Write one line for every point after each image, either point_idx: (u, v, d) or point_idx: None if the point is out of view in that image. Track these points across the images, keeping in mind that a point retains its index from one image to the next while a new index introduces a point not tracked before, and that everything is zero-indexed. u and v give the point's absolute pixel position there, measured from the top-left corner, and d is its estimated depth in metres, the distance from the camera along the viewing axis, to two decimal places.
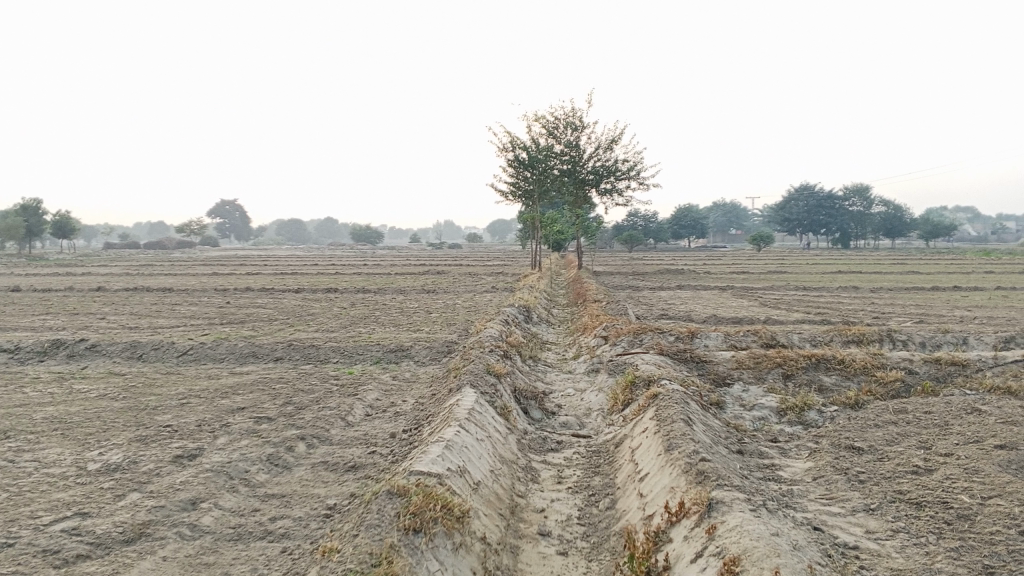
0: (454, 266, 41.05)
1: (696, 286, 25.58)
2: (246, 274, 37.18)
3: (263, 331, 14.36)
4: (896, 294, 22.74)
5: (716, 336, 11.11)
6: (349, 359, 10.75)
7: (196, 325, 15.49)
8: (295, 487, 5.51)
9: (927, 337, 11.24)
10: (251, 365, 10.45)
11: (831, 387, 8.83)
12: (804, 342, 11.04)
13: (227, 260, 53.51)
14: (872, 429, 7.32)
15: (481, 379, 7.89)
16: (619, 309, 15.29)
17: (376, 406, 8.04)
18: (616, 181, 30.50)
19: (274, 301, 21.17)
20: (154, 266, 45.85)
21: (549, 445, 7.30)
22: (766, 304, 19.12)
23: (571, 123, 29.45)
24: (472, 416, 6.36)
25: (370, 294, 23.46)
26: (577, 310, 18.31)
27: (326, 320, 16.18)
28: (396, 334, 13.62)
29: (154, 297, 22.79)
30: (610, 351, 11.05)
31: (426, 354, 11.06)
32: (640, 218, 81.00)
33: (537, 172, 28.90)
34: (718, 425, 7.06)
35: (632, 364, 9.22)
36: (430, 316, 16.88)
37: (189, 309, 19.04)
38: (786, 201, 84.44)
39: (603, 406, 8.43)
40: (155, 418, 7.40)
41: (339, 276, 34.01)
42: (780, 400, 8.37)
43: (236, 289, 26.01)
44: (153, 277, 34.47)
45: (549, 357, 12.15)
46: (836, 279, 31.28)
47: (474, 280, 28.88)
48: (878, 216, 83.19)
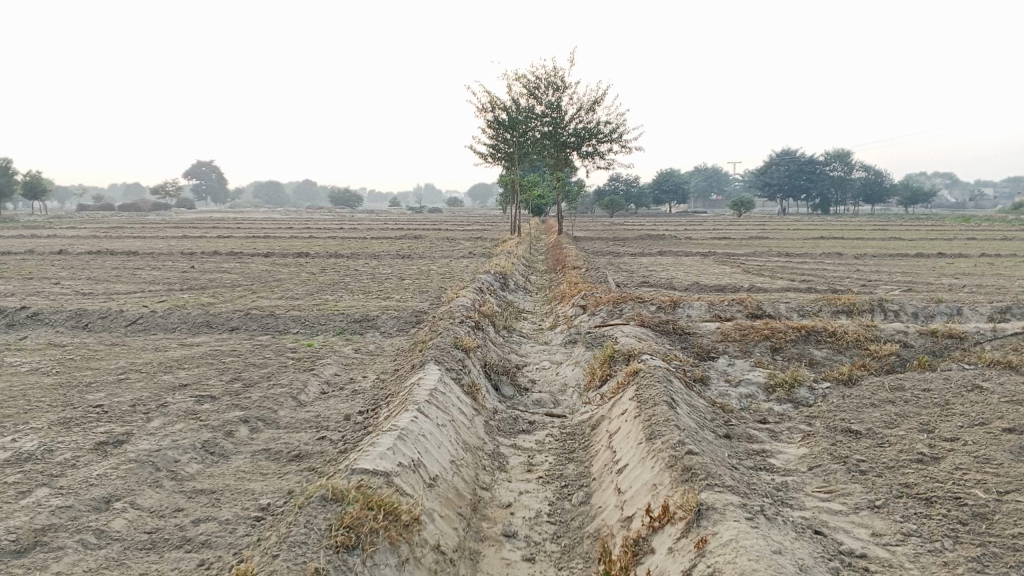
0: (432, 230, 40.23)
1: (678, 252, 25.03)
2: (218, 237, 36.20)
3: (224, 298, 13.62)
4: (880, 260, 22.28)
5: (699, 306, 10.51)
6: (310, 329, 10.08)
7: (154, 292, 14.73)
8: (229, 481, 4.87)
9: (920, 308, 10.70)
10: (204, 336, 9.74)
11: (822, 361, 8.26)
12: (792, 312, 10.47)
13: (200, 223, 52.33)
14: (868, 409, 6.76)
15: (447, 354, 7.24)
16: (599, 276, 14.67)
17: (333, 383, 7.39)
18: (598, 144, 29.73)
19: (241, 266, 20.35)
20: (123, 229, 44.45)
21: (520, 426, 6.69)
22: (749, 271, 18.56)
23: (553, 83, 28.58)
24: (434, 398, 5.73)
25: (342, 259, 22.69)
26: (555, 277, 17.65)
27: (292, 287, 15.46)
28: (364, 302, 12.94)
29: (117, 261, 21.88)
30: (588, 321, 10.43)
31: (392, 324, 10.40)
32: (622, 183, 80.34)
33: (517, 134, 28.11)
34: (703, 405, 6.46)
35: (612, 336, 8.61)
36: (402, 283, 16.20)
37: (151, 274, 18.23)
38: (768, 166, 84.10)
39: (580, 382, 7.83)
40: (85, 397, 6.70)
41: (313, 240, 33.18)
42: (768, 375, 7.80)
43: (204, 253, 25.16)
44: (121, 240, 33.41)
45: (524, 327, 11.52)
46: (818, 245, 30.76)
47: (452, 245, 28.23)
48: (859, 181, 82.87)
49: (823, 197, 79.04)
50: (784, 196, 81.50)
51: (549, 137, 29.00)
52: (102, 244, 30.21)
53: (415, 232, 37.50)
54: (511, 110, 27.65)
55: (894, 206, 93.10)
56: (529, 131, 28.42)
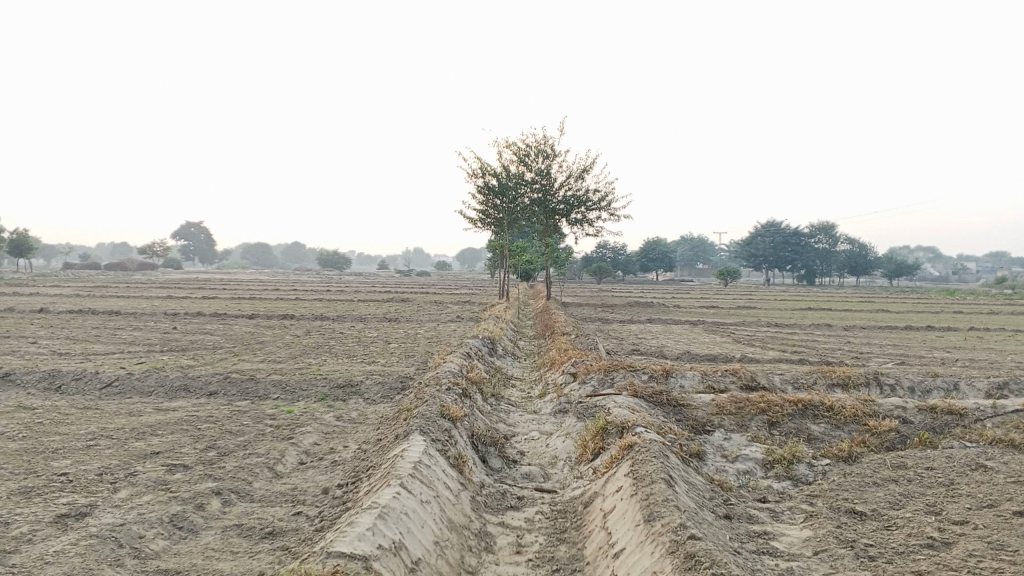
0: (420, 294, 40.02)
1: (667, 321, 24.88)
2: (203, 297, 35.88)
3: (205, 361, 13.29)
4: (870, 332, 22.19)
5: (692, 376, 10.27)
6: (291, 395, 9.77)
7: (133, 353, 14.38)
8: (196, 560, 4.53)
9: (917, 382, 10.49)
10: (180, 400, 9.40)
11: (820, 437, 8.00)
12: (787, 384, 10.23)
13: (185, 283, 52.01)
14: (871, 488, 6.48)
15: (433, 424, 6.94)
16: (589, 343, 14.44)
17: (312, 453, 7.07)
18: (587, 211, 29.84)
19: (224, 327, 20.04)
20: (107, 287, 44.08)
21: (509, 502, 6.37)
22: (739, 341, 18.38)
23: (543, 151, 28.81)
24: (418, 472, 5.43)
25: (328, 322, 22.40)
26: (543, 343, 17.40)
27: (275, 350, 15.14)
28: (348, 367, 12.63)
29: (98, 320, 21.52)
30: (579, 390, 10.16)
31: (376, 390, 10.10)
32: (610, 250, 80.75)
33: (506, 200, 28.20)
34: (700, 482, 6.17)
35: (604, 407, 8.34)
36: (388, 347, 15.90)
37: (131, 334, 17.87)
38: (754, 236, 84.90)
39: (571, 455, 7.53)
40: (50, 464, 6.35)
41: (299, 302, 32.89)
42: (766, 451, 7.52)
43: (188, 313, 24.84)
44: (104, 299, 33.03)
45: (512, 395, 11.21)
46: (806, 316, 30.71)
47: (439, 309, 28.01)
48: (844, 253, 83.64)
49: (808, 267, 79.65)
50: (770, 266, 82.06)
51: (538, 203, 29.10)
52: (85, 303, 29.83)
53: (402, 296, 37.27)
54: (501, 177, 27.77)
55: (879, 278, 93.90)
56: (519, 198, 28.52)
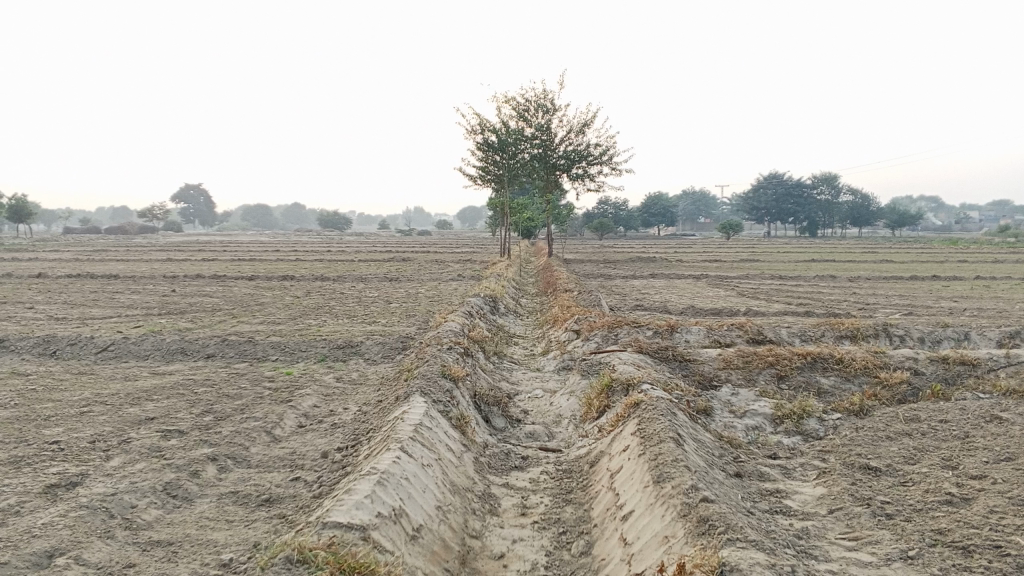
0: (421, 252, 39.77)
1: (671, 275, 24.68)
2: (203, 260, 35.68)
3: (203, 323, 13.11)
4: (875, 283, 21.99)
5: (698, 330, 10.08)
6: (290, 356, 9.59)
7: (130, 316, 14.21)
8: (189, 530, 4.37)
9: (927, 333, 10.30)
10: (177, 364, 9.24)
11: (830, 391, 7.83)
12: (794, 337, 10.04)
13: (184, 245, 51.79)
14: (884, 443, 6.30)
15: (434, 384, 6.75)
16: (591, 300, 14.24)
17: (311, 415, 6.91)
18: (588, 166, 29.45)
19: (223, 290, 19.85)
20: (106, 251, 43.83)
21: (513, 462, 6.21)
22: (743, 294, 18.18)
23: (543, 105, 28.34)
24: (419, 434, 5.24)
25: (328, 282, 22.20)
26: (545, 300, 17.22)
27: (275, 311, 14.94)
28: (348, 327, 12.45)
29: (96, 284, 21.33)
30: (582, 347, 9.98)
31: (377, 351, 9.92)
32: (611, 205, 80.20)
33: (506, 156, 27.80)
34: (709, 439, 6.01)
35: (608, 363, 8.16)
36: (388, 306, 15.71)
37: (129, 298, 17.67)
38: (756, 189, 84.30)
39: (576, 413, 7.37)
40: (41, 432, 6.18)
41: (299, 263, 32.64)
42: (775, 406, 7.35)
43: (187, 276, 24.62)
44: (103, 263, 32.83)
45: (515, 353, 11.04)
46: (810, 268, 30.49)
47: (440, 268, 27.80)
48: (846, 205, 83.10)
49: (810, 219, 79.20)
50: (773, 219, 81.59)
51: (539, 159, 28.70)
52: (83, 267, 29.58)
53: (403, 255, 37.03)
54: (500, 132, 27.34)
55: (881, 228, 93.45)
56: (519, 153, 28.13)
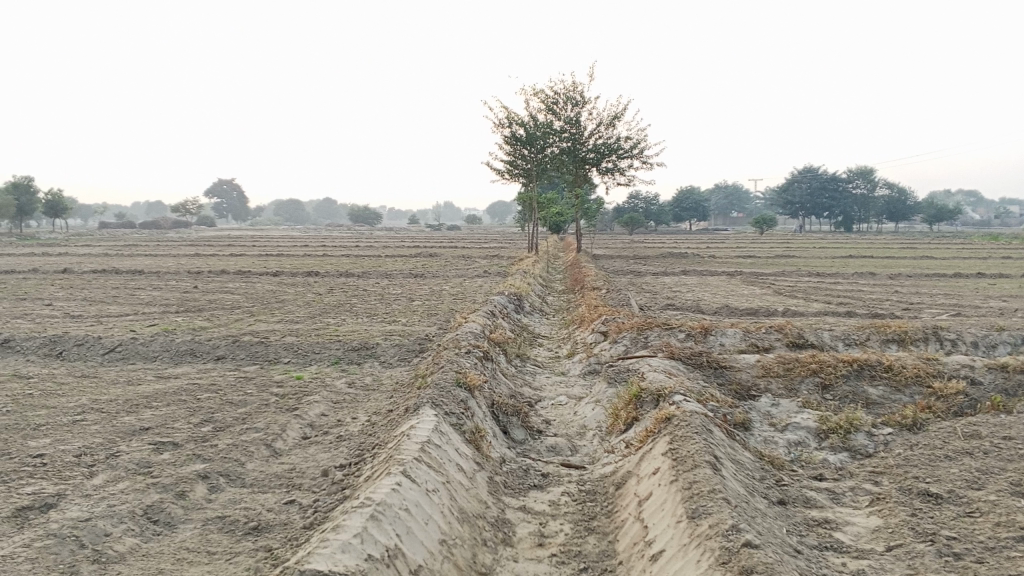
0: (450, 248, 39.36)
1: (703, 272, 24.01)
2: (231, 255, 35.56)
3: (220, 321, 12.75)
4: (917, 281, 21.10)
5: (733, 334, 9.47)
6: (302, 359, 9.16)
7: (148, 314, 13.90)
8: (165, 565, 3.90)
9: (981, 336, 9.59)
10: (185, 367, 8.85)
11: (879, 402, 7.20)
12: (837, 342, 9.39)
13: (216, 240, 51.84)
14: (943, 464, 5.68)
15: (447, 394, 6.23)
16: (621, 299, 13.65)
17: (316, 426, 6.44)
18: (618, 160, 28.78)
19: (246, 286, 19.55)
20: (137, 246, 43.95)
21: (532, 480, 5.69)
22: (779, 293, 17.47)
23: (572, 98, 27.72)
24: (426, 454, 4.74)
25: (353, 278, 21.84)
26: (573, 298, 16.65)
27: (294, 309, 14.56)
28: (367, 327, 12.00)
29: (120, 280, 21.15)
30: (610, 351, 9.42)
31: (393, 353, 9.45)
32: (642, 200, 79.32)
33: (535, 150, 27.25)
34: (749, 459, 5.45)
35: (637, 371, 7.60)
36: (411, 305, 15.26)
37: (149, 294, 17.40)
38: (789, 183, 82.95)
39: (602, 425, 6.82)
40: (25, 444, 5.76)
41: (326, 258, 32.36)
42: (820, 419, 6.76)
43: (211, 271, 24.42)
44: (131, 258, 32.75)
45: (539, 356, 10.51)
46: (847, 264, 29.53)
47: (467, 263, 27.37)
48: (883, 199, 81.47)
49: (845, 213, 77.67)
50: (807, 213, 80.23)
51: (567, 153, 28.09)
52: (111, 262, 29.52)
53: (430, 250, 36.69)
54: (528, 126, 26.82)
55: (918, 222, 91.54)
56: (547, 147, 27.56)
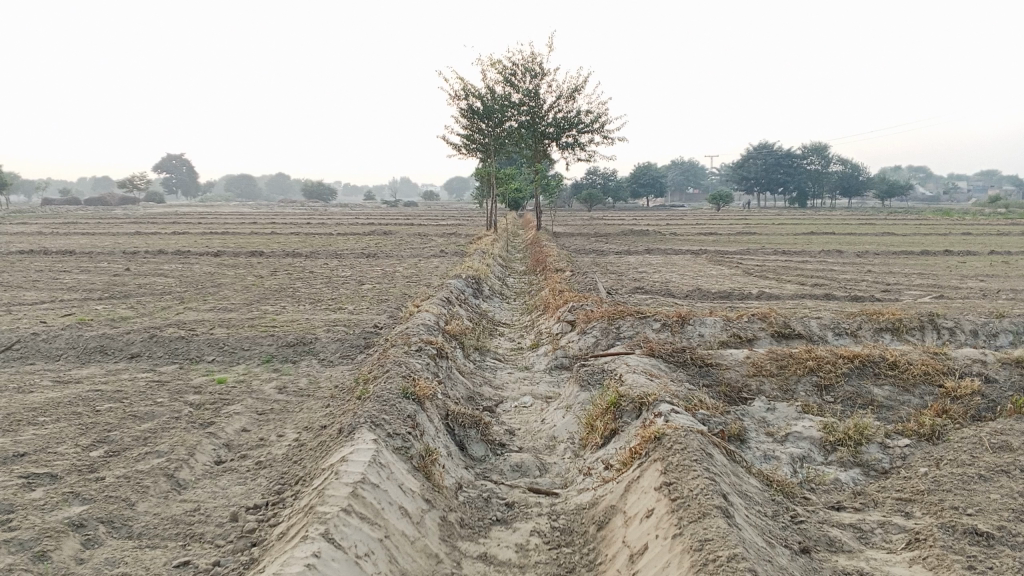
0: (405, 225, 38.08)
1: (669, 250, 23.17)
2: (173, 233, 33.87)
3: (144, 310, 11.50)
4: (887, 259, 20.48)
5: (713, 323, 8.51)
6: (230, 357, 8.05)
7: (65, 301, 12.59)
8: None
9: (981, 324, 8.77)
10: (92, 367, 7.67)
11: (887, 406, 6.30)
12: (826, 331, 8.53)
13: (158, 217, 50.00)
14: (981, 487, 4.76)
15: (391, 408, 5.17)
16: (587, 282, 12.67)
17: (235, 448, 5.39)
18: (579, 134, 27.75)
19: (184, 268, 18.19)
20: (77, 224, 41.92)
21: (495, 514, 4.68)
22: (749, 272, 16.70)
23: (531, 69, 26.57)
24: (358, 502, 3.70)
25: (299, 259, 20.58)
26: (534, 281, 15.63)
27: (232, 294, 13.35)
28: (308, 316, 10.86)
29: (45, 262, 19.63)
30: (578, 345, 8.47)
31: (334, 349, 8.35)
32: (599, 175, 78.68)
33: (492, 123, 26.15)
34: (757, 489, 4.50)
35: (613, 371, 6.63)
36: (359, 289, 14.13)
37: (74, 278, 16.01)
38: (745, 158, 82.89)
39: (576, 438, 5.83)
40: None
41: (274, 236, 30.90)
42: (824, 428, 5.87)
43: (149, 252, 22.93)
44: (66, 237, 30.96)
45: (499, 348, 9.50)
46: (809, 241, 28.96)
47: (422, 242, 26.22)
48: (838, 174, 81.82)
49: (800, 189, 77.88)
50: (762, 189, 80.26)
51: (526, 127, 26.95)
52: (42, 241, 27.81)
53: (383, 228, 35.42)
54: (485, 98, 25.68)
55: (871, 198, 92.28)
56: (505, 121, 26.51)
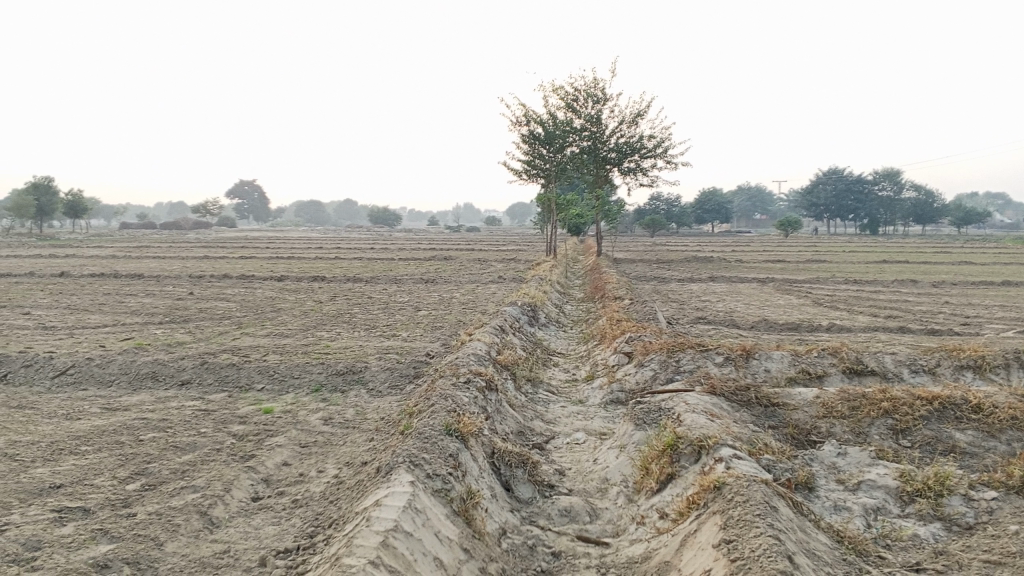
0: (466, 250, 38.09)
1: (733, 278, 22.57)
2: (239, 257, 34.51)
3: (201, 335, 11.53)
4: (965, 289, 19.54)
5: (780, 357, 8.06)
6: (279, 385, 7.92)
7: (126, 325, 12.73)
8: None
9: None
10: (142, 394, 7.62)
11: (970, 452, 5.78)
12: (901, 367, 8.01)
13: (227, 242, 51.07)
14: None
15: (432, 447, 4.92)
16: (646, 311, 12.30)
17: (273, 484, 5.20)
18: (641, 160, 27.39)
19: (245, 292, 18.36)
20: (150, 248, 43.10)
21: (540, 565, 4.37)
22: (818, 302, 16.06)
23: (593, 95, 26.37)
24: (388, 553, 3.45)
25: (358, 284, 20.64)
26: (593, 308, 15.30)
27: (288, 320, 13.35)
28: (362, 342, 10.74)
29: (115, 285, 20.08)
30: (636, 378, 8.12)
31: (383, 379, 8.16)
32: (663, 201, 77.96)
33: (553, 149, 26.00)
34: (827, 547, 4.10)
35: (671, 409, 6.26)
36: (414, 315, 14.00)
37: (139, 301, 16.26)
38: (813, 184, 81.17)
39: (629, 482, 5.49)
40: None
41: (336, 261, 31.22)
42: (901, 476, 5.41)
43: (214, 276, 23.30)
44: (137, 260, 31.82)
45: (553, 379, 9.20)
46: (882, 270, 27.89)
47: (481, 268, 26.12)
48: (911, 200, 79.43)
49: (870, 215, 75.78)
50: (831, 215, 78.34)
51: (588, 153, 26.79)
52: (114, 265, 28.58)
53: (444, 253, 35.48)
54: (547, 124, 25.55)
55: (945, 224, 89.28)
56: (566, 147, 26.31)
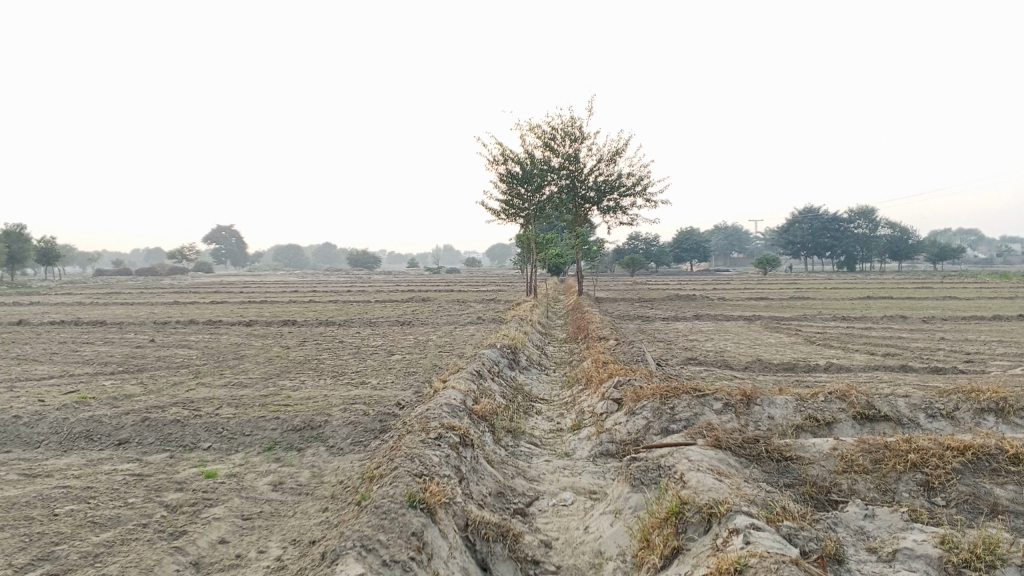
0: (446, 292, 37.24)
1: (718, 316, 21.91)
2: (211, 301, 33.44)
3: (153, 386, 10.61)
4: (957, 325, 18.97)
5: (784, 403, 7.32)
6: (229, 444, 7.05)
7: (75, 376, 11.77)
8: None
9: None
10: (72, 457, 6.72)
11: (1016, 512, 5.02)
12: (917, 412, 7.27)
13: (199, 287, 49.89)
14: None
15: (392, 524, 4.10)
16: (634, 352, 11.54)
17: (202, 569, 4.34)
18: (621, 198, 26.87)
19: (210, 339, 17.40)
20: (120, 294, 41.74)
21: None
22: (810, 340, 15.38)
23: (571, 134, 25.94)
24: None
25: (331, 328, 19.77)
26: (576, 350, 14.53)
27: (252, 367, 12.44)
28: (327, 392, 9.87)
29: (72, 334, 19.01)
30: (626, 429, 7.33)
31: (346, 435, 7.30)
32: (642, 241, 77.73)
33: (532, 189, 25.42)
34: None
35: (672, 467, 5.47)
36: (387, 360, 13.14)
37: (94, 350, 15.28)
38: (790, 223, 81.33)
39: (628, 556, 4.68)
40: None
41: (311, 304, 30.31)
42: (942, 541, 4.64)
43: (180, 322, 22.28)
44: (103, 307, 30.69)
45: (536, 430, 8.38)
46: (868, 305, 27.44)
47: (460, 309, 25.34)
48: (887, 237, 79.73)
49: (848, 253, 75.84)
50: (809, 254, 78.36)
51: (567, 191, 26.25)
52: (77, 312, 27.45)
53: (423, 295, 34.61)
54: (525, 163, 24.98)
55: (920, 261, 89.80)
56: (545, 186, 25.74)
